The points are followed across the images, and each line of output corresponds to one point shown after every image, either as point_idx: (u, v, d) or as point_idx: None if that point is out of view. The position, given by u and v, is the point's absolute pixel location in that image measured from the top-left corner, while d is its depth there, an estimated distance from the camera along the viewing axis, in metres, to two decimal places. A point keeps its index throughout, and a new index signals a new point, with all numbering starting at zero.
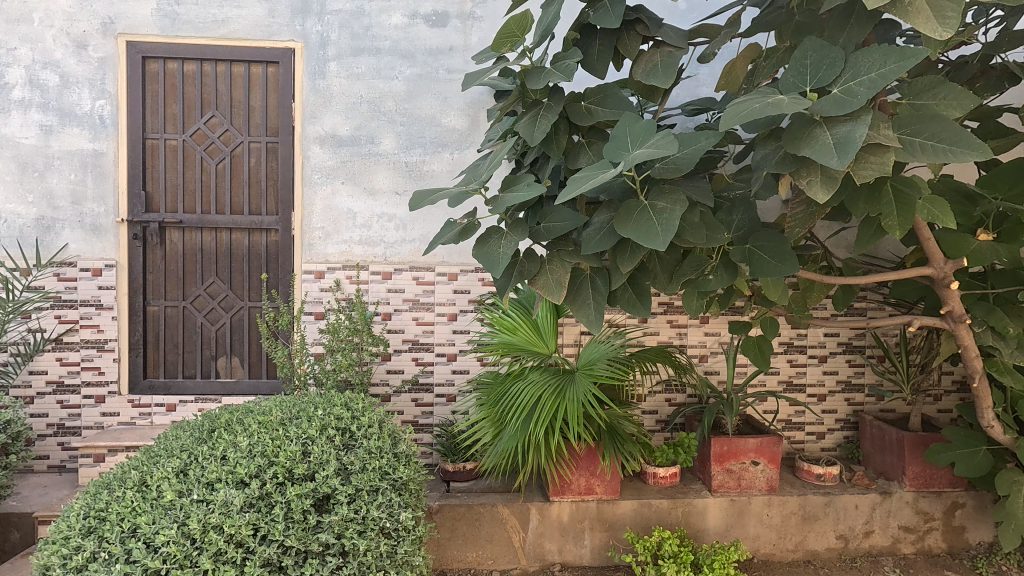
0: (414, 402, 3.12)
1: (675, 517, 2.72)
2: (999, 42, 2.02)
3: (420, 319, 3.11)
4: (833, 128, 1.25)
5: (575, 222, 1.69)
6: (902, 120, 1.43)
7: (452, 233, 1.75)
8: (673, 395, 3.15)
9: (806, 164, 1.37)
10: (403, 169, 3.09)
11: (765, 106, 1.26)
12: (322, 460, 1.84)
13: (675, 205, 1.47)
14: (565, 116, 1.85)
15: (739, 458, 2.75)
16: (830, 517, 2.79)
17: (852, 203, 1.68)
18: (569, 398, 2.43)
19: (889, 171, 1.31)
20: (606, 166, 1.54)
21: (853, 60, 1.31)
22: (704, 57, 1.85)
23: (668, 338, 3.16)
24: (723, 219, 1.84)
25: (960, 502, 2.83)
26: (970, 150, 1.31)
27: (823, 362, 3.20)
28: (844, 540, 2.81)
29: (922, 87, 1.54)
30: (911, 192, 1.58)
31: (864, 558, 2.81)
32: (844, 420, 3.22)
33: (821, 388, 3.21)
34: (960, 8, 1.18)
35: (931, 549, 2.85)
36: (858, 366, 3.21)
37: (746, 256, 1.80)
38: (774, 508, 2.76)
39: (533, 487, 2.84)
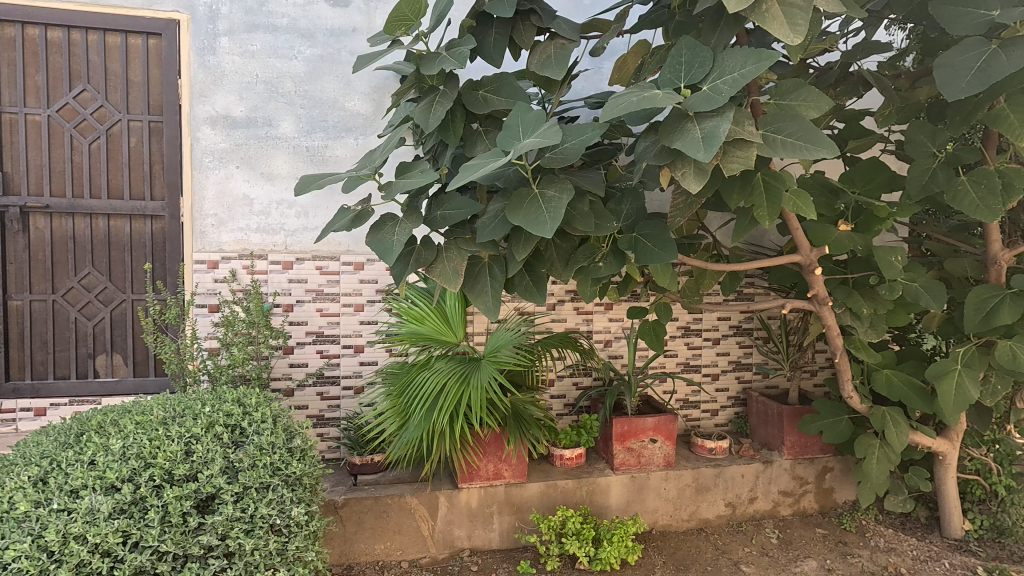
0: (319, 395, 3.03)
1: (580, 496, 2.83)
2: (855, 51, 2.23)
3: (324, 310, 3.01)
4: (703, 122, 1.34)
5: (471, 210, 1.70)
6: (769, 119, 1.55)
7: (345, 219, 1.71)
8: (579, 378, 3.26)
9: (681, 156, 1.45)
10: (303, 153, 2.96)
11: (641, 100, 1.33)
12: (206, 459, 1.74)
13: (562, 193, 1.52)
14: (462, 104, 1.85)
15: (639, 437, 2.90)
16: (719, 487, 3.02)
17: (727, 194, 1.81)
18: (472, 385, 2.45)
19: (752, 164, 1.43)
20: (499, 154, 1.56)
21: (721, 60, 1.41)
22: (596, 51, 1.90)
23: (575, 325, 3.26)
24: (614, 208, 1.91)
25: (829, 467, 3.16)
26: (821, 148, 1.44)
27: (716, 344, 3.43)
28: (732, 507, 3.05)
29: (788, 88, 1.67)
30: (777, 185, 1.74)
31: (749, 522, 3.06)
32: (734, 397, 3.48)
33: (714, 368, 3.44)
34: (809, 16, 1.29)
35: (806, 510, 3.16)
36: (746, 347, 3.47)
37: (632, 244, 1.89)
38: (670, 481, 2.94)
39: (442, 475, 2.85)
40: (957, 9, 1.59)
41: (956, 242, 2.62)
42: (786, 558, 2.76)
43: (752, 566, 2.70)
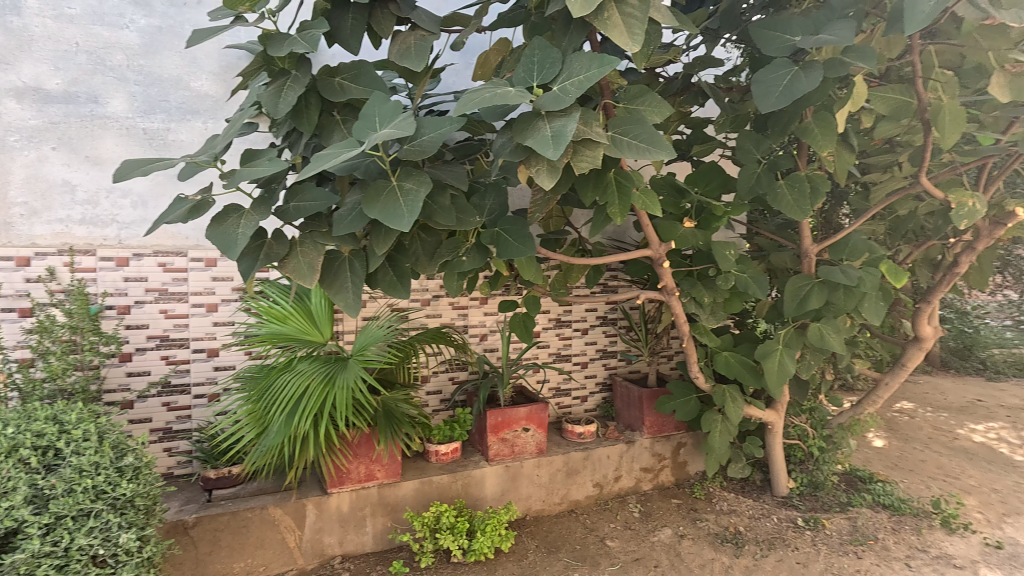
0: (166, 406, 2.72)
1: (456, 490, 2.84)
2: (693, 66, 2.46)
3: (170, 311, 2.71)
4: (553, 121, 1.39)
5: (327, 202, 1.61)
6: (615, 121, 1.66)
7: (181, 210, 1.54)
8: (455, 373, 3.27)
9: (535, 154, 1.50)
10: (140, 136, 2.63)
11: (493, 96, 1.35)
12: (5, 489, 1.52)
13: (420, 186, 1.49)
14: (317, 91, 1.74)
15: (512, 427, 2.98)
16: (588, 469, 3.19)
17: (582, 191, 1.90)
18: (338, 385, 2.36)
19: (599, 163, 1.51)
20: (354, 144, 1.49)
21: (570, 62, 1.47)
22: (457, 45, 1.90)
23: (450, 319, 3.25)
24: (477, 204, 1.94)
25: (683, 442, 3.48)
26: (659, 149, 1.56)
27: (585, 334, 3.62)
28: (599, 487, 3.24)
29: (635, 94, 1.80)
30: (627, 184, 1.87)
31: (614, 499, 3.28)
32: (601, 383, 3.70)
33: (583, 357, 3.63)
34: (644, 26, 1.38)
35: (664, 483, 3.45)
36: (612, 336, 3.71)
37: (494, 239, 1.93)
38: (543, 468, 3.06)
39: (310, 482, 2.71)
40: (769, 33, 1.84)
41: (780, 238, 3.01)
42: (646, 529, 2.99)
43: (616, 540, 2.89)
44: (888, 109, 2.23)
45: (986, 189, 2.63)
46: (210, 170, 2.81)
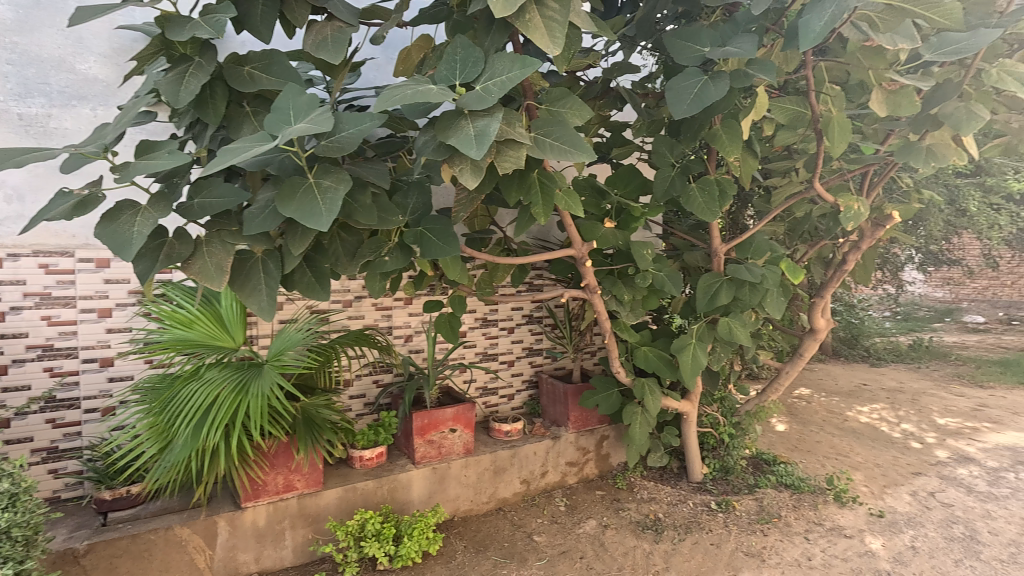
0: (50, 423, 2.45)
1: (381, 495, 2.77)
2: (612, 71, 2.55)
3: (54, 318, 2.44)
4: (475, 121, 1.38)
5: (236, 199, 1.52)
6: (538, 122, 1.68)
7: (65, 206, 1.39)
8: (379, 376, 3.19)
9: (458, 153, 1.49)
10: (14, 122, 2.35)
11: (415, 94, 1.32)
12: None
13: (339, 184, 1.43)
14: (224, 80, 1.63)
15: (439, 428, 2.95)
16: (515, 466, 3.22)
17: (506, 190, 1.90)
18: (251, 393, 2.22)
19: (522, 164, 1.53)
20: (265, 138, 1.41)
21: (492, 62, 1.47)
22: (377, 39, 1.85)
23: (373, 321, 3.16)
24: (399, 202, 1.90)
25: (606, 435, 3.59)
26: (580, 151, 1.59)
27: (511, 333, 3.65)
28: (527, 483, 3.28)
29: (556, 96, 1.83)
30: (550, 184, 1.90)
31: (541, 495, 3.32)
32: (527, 380, 3.75)
33: (510, 355, 3.65)
34: (565, 30, 1.41)
35: (588, 475, 3.55)
36: (538, 334, 3.76)
37: (418, 238, 1.89)
38: (470, 468, 3.05)
39: (222, 497, 2.54)
40: (681, 42, 1.93)
41: (692, 238, 3.18)
42: (571, 522, 3.06)
43: (543, 535, 2.93)
44: (786, 119, 2.42)
45: (868, 194, 2.92)
46: (100, 162, 2.55)
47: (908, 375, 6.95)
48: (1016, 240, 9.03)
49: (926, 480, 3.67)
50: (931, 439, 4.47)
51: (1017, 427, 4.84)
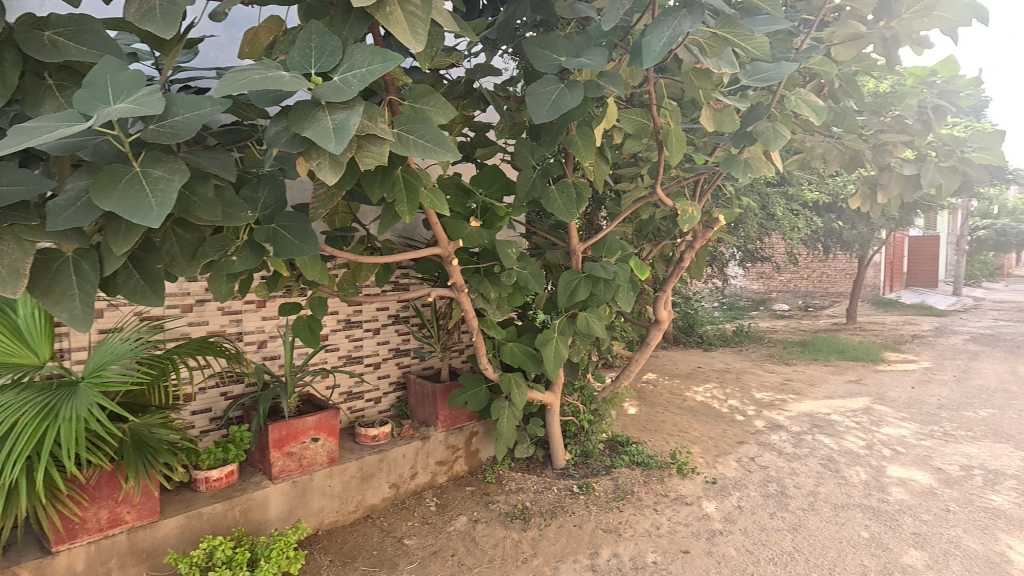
0: None
1: (232, 518, 2.52)
2: (475, 71, 2.57)
3: None
4: (334, 113, 1.31)
5: (38, 187, 1.27)
6: (401, 118, 1.64)
7: None
8: (228, 387, 2.90)
9: (315, 146, 1.41)
10: None
11: (264, 79, 1.21)
12: None
13: (173, 175, 1.27)
14: (18, 46, 1.36)
15: (298, 439, 2.76)
16: (383, 471, 3.13)
17: (368, 186, 1.84)
18: (61, 417, 1.89)
19: (385, 160, 1.48)
20: (76, 118, 1.20)
21: (351, 52, 1.40)
22: (217, 16, 1.68)
23: (220, 327, 2.86)
24: (248, 196, 1.74)
25: (475, 431, 3.65)
26: (445, 150, 1.59)
27: (376, 334, 3.54)
28: (396, 487, 3.20)
29: (419, 93, 1.80)
30: (415, 182, 1.88)
31: (411, 497, 3.26)
32: (395, 382, 3.66)
33: (375, 357, 3.54)
34: (427, 27, 1.39)
35: (458, 472, 3.57)
36: (404, 334, 3.69)
37: (270, 237, 1.75)
38: (335, 477, 2.90)
39: (25, 543, 2.13)
40: (539, 50, 2.02)
41: (553, 237, 3.34)
42: (442, 521, 3.05)
43: (414, 538, 2.89)
44: (633, 128, 2.64)
45: (700, 199, 3.30)
46: None
47: (733, 357, 8.03)
48: (809, 240, 10.84)
49: (747, 447, 4.26)
50: (751, 412, 5.20)
51: (812, 395, 5.83)
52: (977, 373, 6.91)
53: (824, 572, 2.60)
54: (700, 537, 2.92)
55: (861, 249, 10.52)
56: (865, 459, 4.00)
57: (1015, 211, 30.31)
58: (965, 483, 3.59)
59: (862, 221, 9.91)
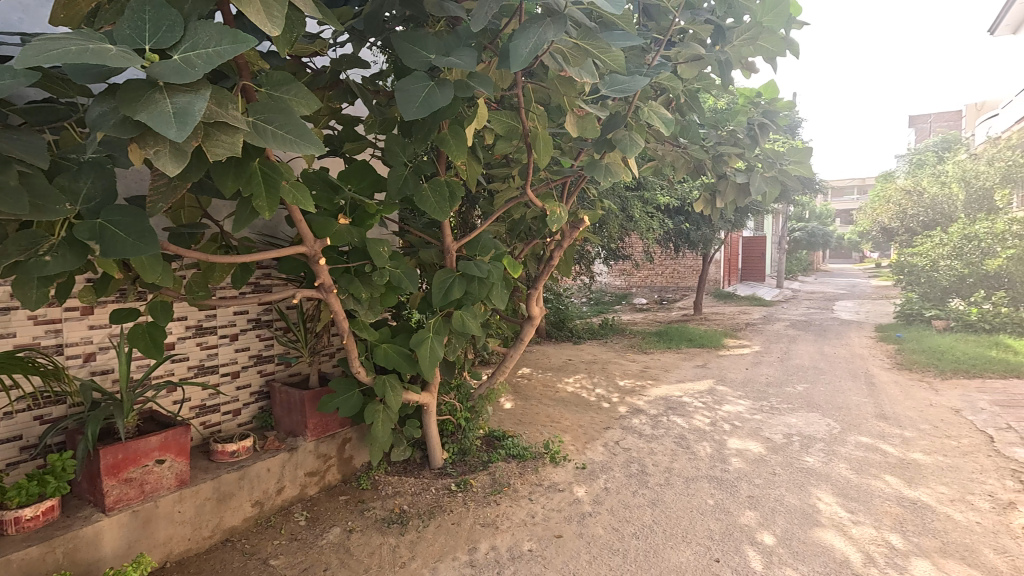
0: None
1: (53, 562, 2.15)
2: (341, 62, 2.45)
3: None
4: (175, 97, 1.17)
5: None
6: (257, 106, 1.52)
7: None
8: (44, 410, 2.48)
9: (152, 132, 1.25)
10: None
11: (84, 52, 1.05)
12: None
13: None
14: None
15: (139, 463, 2.44)
16: (244, 489, 2.87)
17: (220, 179, 1.68)
18: None
19: (238, 151, 1.36)
20: None
21: (195, 30, 1.26)
22: None
23: (32, 340, 2.43)
24: (66, 186, 1.50)
25: (348, 437, 3.51)
26: (308, 142, 1.49)
27: (234, 340, 3.24)
28: (259, 505, 2.96)
29: (278, 80, 1.68)
30: (274, 176, 1.75)
31: (278, 514, 3.04)
32: (257, 392, 3.38)
33: (233, 366, 3.24)
34: (284, 11, 1.30)
35: (330, 482, 3.40)
36: (267, 339, 3.43)
37: (95, 233, 1.50)
38: (186, 502, 2.60)
39: None
40: (408, 45, 1.98)
41: (426, 236, 3.31)
42: (312, 536, 2.88)
43: (281, 557, 2.69)
44: (503, 130, 2.70)
45: (567, 200, 3.48)
46: None
47: (600, 348, 8.60)
48: (663, 240, 11.95)
49: (612, 432, 4.58)
50: (615, 399, 5.60)
51: (667, 380, 6.44)
52: (794, 353, 8.10)
53: (678, 539, 2.88)
54: (572, 521, 3.09)
55: (705, 247, 11.81)
56: (710, 434, 4.50)
57: (820, 216, 36.00)
58: (786, 448, 4.19)
59: (705, 222, 11.14)
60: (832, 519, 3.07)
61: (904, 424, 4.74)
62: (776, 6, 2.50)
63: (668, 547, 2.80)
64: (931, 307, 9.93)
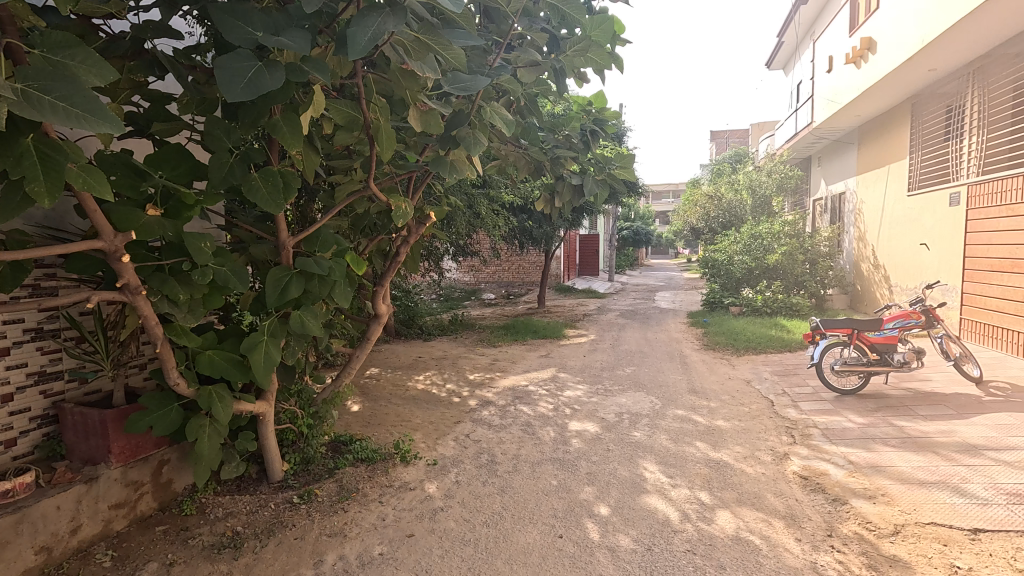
0: None
1: None
2: (146, 29, 2.13)
3: None
4: None
5: None
6: (28, 71, 1.25)
7: None
8: None
9: None
10: None
11: None
12: None
13: None
14: None
15: None
16: (25, 534, 2.37)
17: None
18: None
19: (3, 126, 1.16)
20: None
21: None
22: None
23: None
24: None
25: (165, 459, 3.10)
26: (103, 121, 1.28)
27: (4, 356, 2.66)
28: (47, 551, 2.45)
29: (58, 43, 1.40)
30: (58, 158, 1.47)
31: (73, 558, 2.56)
32: (40, 417, 2.82)
33: (5, 387, 2.66)
34: None
35: (144, 513, 2.95)
36: (52, 353, 2.87)
37: None
38: None
39: None
40: (230, 19, 1.79)
41: (258, 231, 3.03)
42: None
43: None
44: (343, 120, 2.57)
45: (413, 195, 3.43)
46: None
47: (450, 344, 8.68)
48: (508, 237, 12.43)
49: (463, 425, 4.65)
50: (465, 392, 5.70)
51: (514, 371, 6.72)
52: (624, 340, 8.97)
53: (525, 521, 3.03)
54: (424, 518, 3.07)
55: (547, 244, 12.53)
56: (554, 419, 4.80)
57: (644, 217, 40.37)
58: (618, 426, 4.63)
59: (546, 221, 11.83)
60: (655, 484, 3.47)
61: (709, 396, 5.52)
62: (603, 22, 2.69)
63: (517, 530, 2.93)
64: (728, 296, 11.69)
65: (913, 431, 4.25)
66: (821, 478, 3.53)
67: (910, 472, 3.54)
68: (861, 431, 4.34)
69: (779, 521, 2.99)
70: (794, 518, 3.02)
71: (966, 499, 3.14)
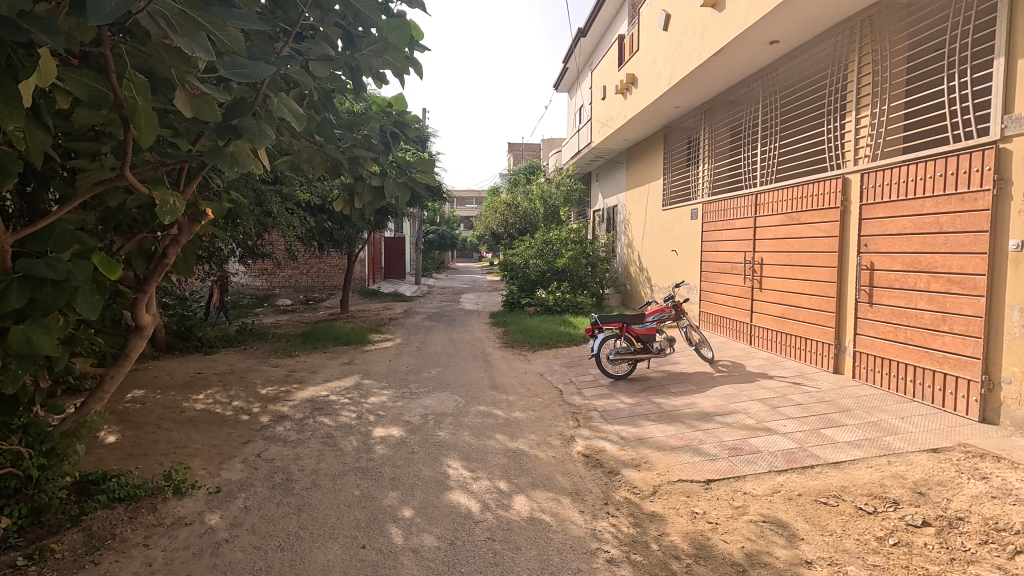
0: None
1: None
2: None
3: None
4: None
5: None
6: None
7: None
8: None
9: None
10: None
11: None
12: None
13: None
14: None
15: None
16: None
17: None
18: None
19: None
20: None
21: None
22: None
23: None
24: None
25: None
26: None
27: None
28: None
29: None
30: None
31: None
32: None
33: None
34: None
35: None
36: None
37: None
38: None
39: None
40: None
41: None
42: None
43: None
44: (87, 96, 2.13)
45: (184, 189, 3.01)
46: None
47: (237, 356, 7.81)
48: (307, 237, 11.65)
49: (253, 445, 4.22)
50: (256, 408, 5.18)
51: (312, 381, 6.32)
52: (430, 342, 9.07)
53: (325, 538, 2.87)
54: (203, 554, 2.71)
55: (349, 247, 12.06)
56: (357, 428, 4.64)
57: (448, 221, 41.31)
58: (422, 427, 4.67)
59: (348, 223, 11.38)
60: (458, 480, 3.60)
61: (508, 390, 5.90)
62: (399, 26, 2.70)
63: (316, 548, 2.77)
64: (525, 297, 12.50)
65: (667, 406, 5.10)
66: (599, 454, 4.04)
67: (664, 440, 4.25)
68: (630, 410, 5.06)
69: (566, 498, 3.33)
70: (578, 493, 3.40)
71: (702, 457, 3.89)
